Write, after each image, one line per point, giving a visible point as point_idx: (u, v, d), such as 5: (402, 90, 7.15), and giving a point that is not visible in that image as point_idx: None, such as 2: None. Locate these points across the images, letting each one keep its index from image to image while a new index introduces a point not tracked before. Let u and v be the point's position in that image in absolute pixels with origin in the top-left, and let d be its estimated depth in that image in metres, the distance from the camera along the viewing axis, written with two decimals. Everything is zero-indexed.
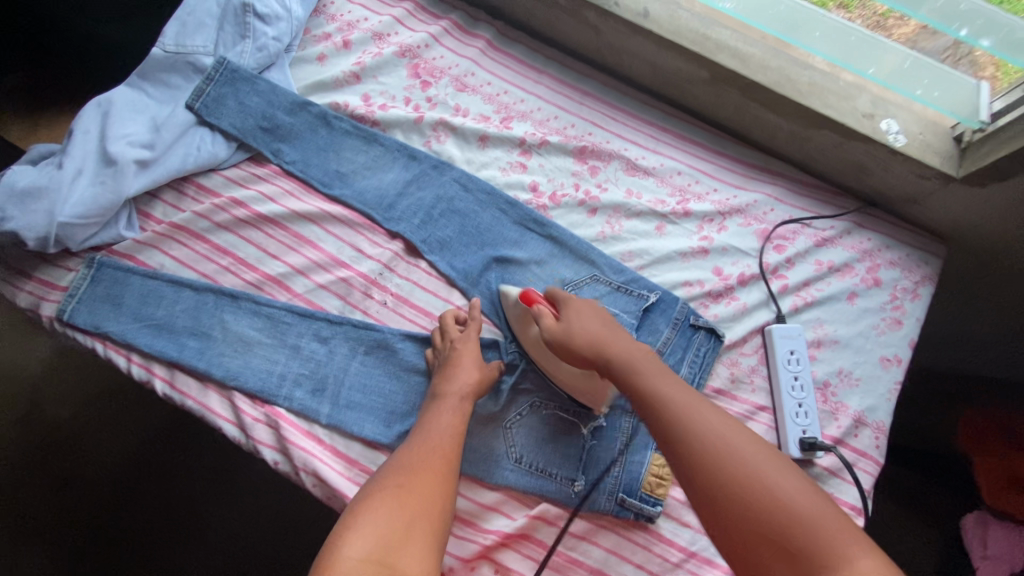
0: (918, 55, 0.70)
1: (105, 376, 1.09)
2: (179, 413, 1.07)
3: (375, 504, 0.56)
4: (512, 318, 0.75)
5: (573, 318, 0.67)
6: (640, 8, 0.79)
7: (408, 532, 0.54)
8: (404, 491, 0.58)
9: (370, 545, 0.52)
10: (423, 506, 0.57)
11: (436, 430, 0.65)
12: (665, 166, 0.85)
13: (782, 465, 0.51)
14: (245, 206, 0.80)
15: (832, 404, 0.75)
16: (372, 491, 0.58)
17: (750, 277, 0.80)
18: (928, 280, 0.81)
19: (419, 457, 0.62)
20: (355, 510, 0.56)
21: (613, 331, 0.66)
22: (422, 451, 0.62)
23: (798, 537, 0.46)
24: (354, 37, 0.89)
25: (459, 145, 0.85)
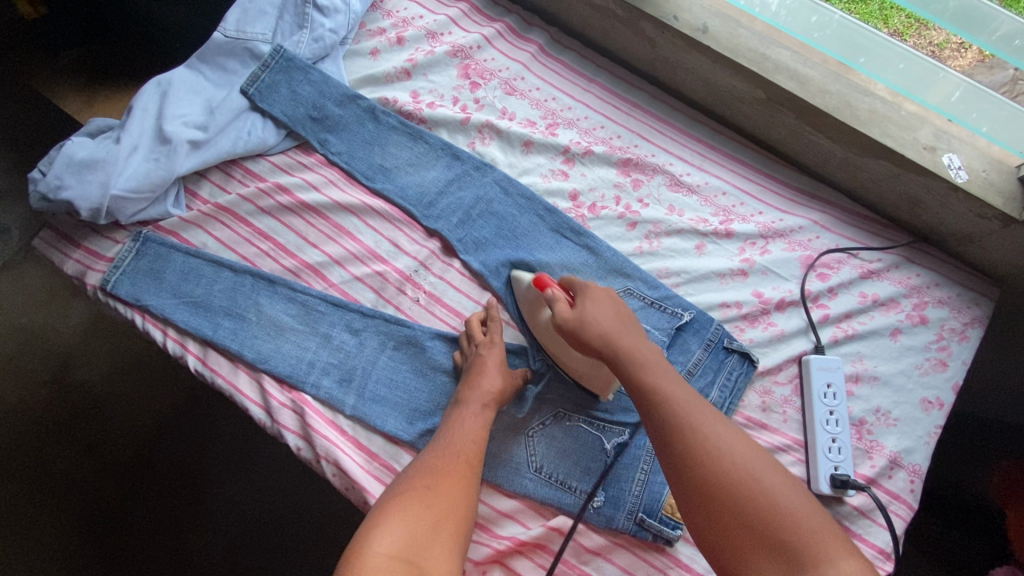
0: (973, 85, 0.68)
1: (135, 346, 1.12)
2: (204, 389, 1.09)
3: (404, 503, 0.57)
4: (529, 296, 0.74)
5: (589, 309, 0.63)
6: (699, 23, 0.78)
7: (435, 534, 0.55)
8: (432, 493, 0.58)
9: (398, 544, 0.53)
10: (449, 510, 0.58)
11: (461, 435, 0.65)
12: (709, 184, 0.84)
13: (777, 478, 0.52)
14: (290, 193, 0.81)
15: (867, 442, 0.73)
16: (397, 493, 0.58)
17: (789, 303, 0.78)
18: (978, 322, 0.78)
19: (443, 460, 0.62)
20: (381, 510, 0.56)
21: (626, 326, 0.62)
22: (448, 453, 0.62)
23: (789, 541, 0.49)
24: (408, 34, 0.89)
25: (503, 148, 0.85)
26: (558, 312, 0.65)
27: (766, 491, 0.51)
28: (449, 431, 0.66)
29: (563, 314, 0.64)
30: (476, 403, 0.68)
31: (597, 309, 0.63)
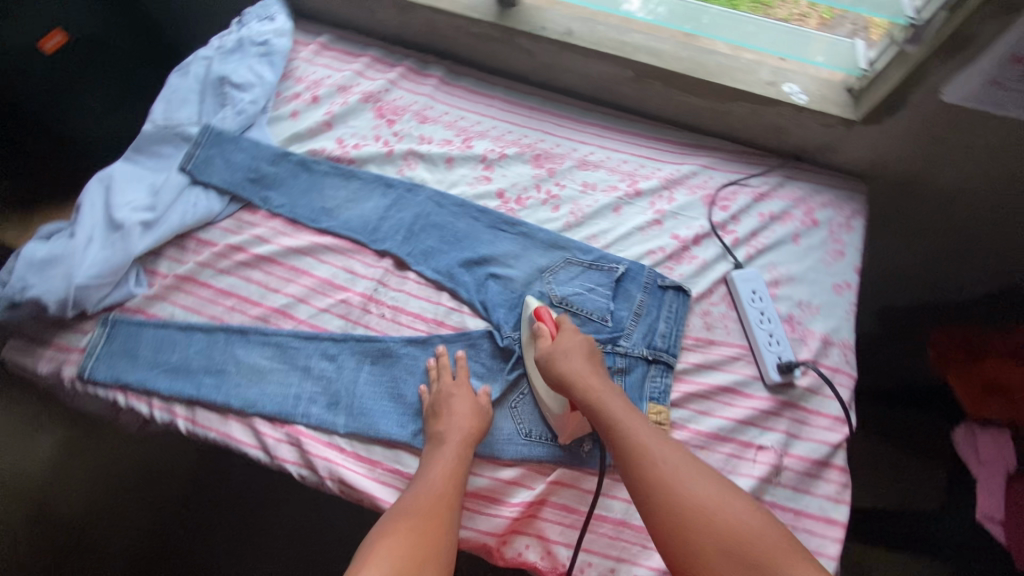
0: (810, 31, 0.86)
1: (112, 465, 1.11)
2: (192, 487, 1.08)
3: (386, 545, 0.61)
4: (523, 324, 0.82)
5: (564, 343, 0.75)
6: (565, 29, 0.92)
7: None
8: (416, 534, 0.62)
9: None
10: (431, 552, 0.61)
11: (439, 474, 0.69)
12: (612, 158, 0.96)
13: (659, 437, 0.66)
14: (244, 250, 0.88)
15: (801, 331, 0.83)
16: (381, 534, 0.62)
17: (703, 236, 0.90)
18: (857, 214, 0.92)
19: (424, 499, 0.66)
20: (368, 551, 0.60)
21: (592, 367, 0.73)
22: (427, 494, 0.67)
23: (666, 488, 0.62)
24: (321, 92, 1.00)
25: (428, 169, 0.95)
26: (541, 345, 0.76)
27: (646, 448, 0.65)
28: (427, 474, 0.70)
29: (547, 346, 0.75)
30: (449, 431, 0.73)
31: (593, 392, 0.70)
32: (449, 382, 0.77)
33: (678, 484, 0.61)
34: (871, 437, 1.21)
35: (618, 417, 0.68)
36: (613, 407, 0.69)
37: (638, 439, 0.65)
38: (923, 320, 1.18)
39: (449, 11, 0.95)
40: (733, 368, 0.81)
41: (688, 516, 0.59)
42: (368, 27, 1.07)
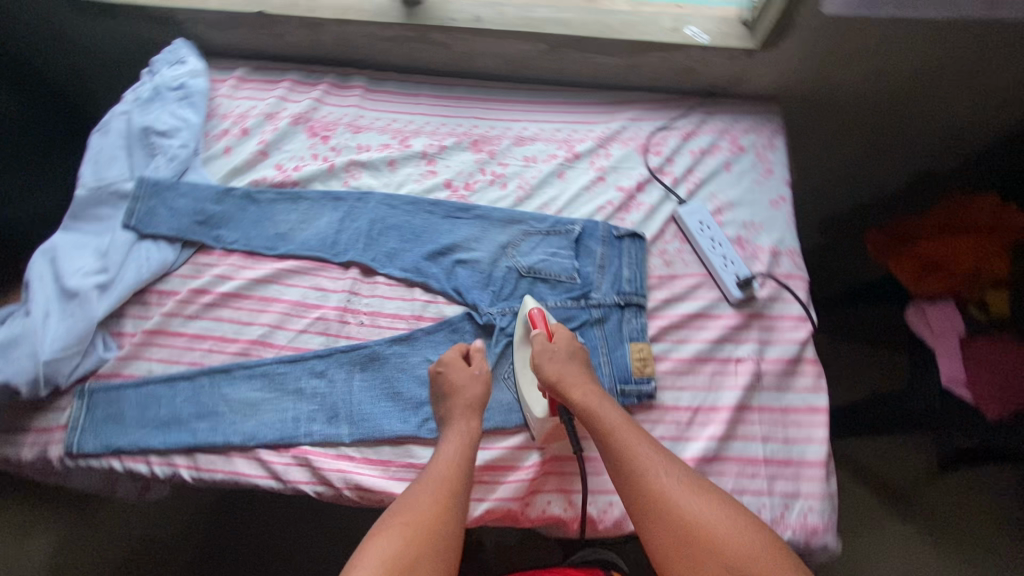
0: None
1: (117, 547, 1.07)
2: (211, 545, 1.07)
3: (385, 532, 0.63)
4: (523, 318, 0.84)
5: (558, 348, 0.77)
6: (473, 16, 0.96)
7: (412, 565, 0.61)
8: (415, 521, 0.64)
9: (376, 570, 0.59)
10: (429, 540, 0.63)
11: (444, 458, 0.71)
12: (546, 129, 1.01)
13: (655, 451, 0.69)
14: (208, 291, 0.88)
15: (751, 249, 0.89)
16: (384, 521, 0.65)
17: (644, 182, 0.95)
18: (776, 133, 0.99)
19: (427, 486, 0.68)
20: (369, 538, 0.63)
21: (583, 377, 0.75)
22: (431, 480, 0.69)
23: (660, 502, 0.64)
24: (250, 124, 1.00)
25: (373, 175, 0.97)
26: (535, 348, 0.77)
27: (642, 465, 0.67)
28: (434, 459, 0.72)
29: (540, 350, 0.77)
30: (455, 408, 0.75)
31: (592, 412, 0.72)
32: (442, 361, 0.79)
33: (671, 499, 0.64)
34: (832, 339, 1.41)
35: (618, 437, 0.70)
36: (608, 422, 0.71)
37: (638, 459, 0.68)
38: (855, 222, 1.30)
39: (358, 21, 0.97)
40: (698, 295, 0.87)
41: (686, 534, 0.62)
42: (282, 52, 1.07)
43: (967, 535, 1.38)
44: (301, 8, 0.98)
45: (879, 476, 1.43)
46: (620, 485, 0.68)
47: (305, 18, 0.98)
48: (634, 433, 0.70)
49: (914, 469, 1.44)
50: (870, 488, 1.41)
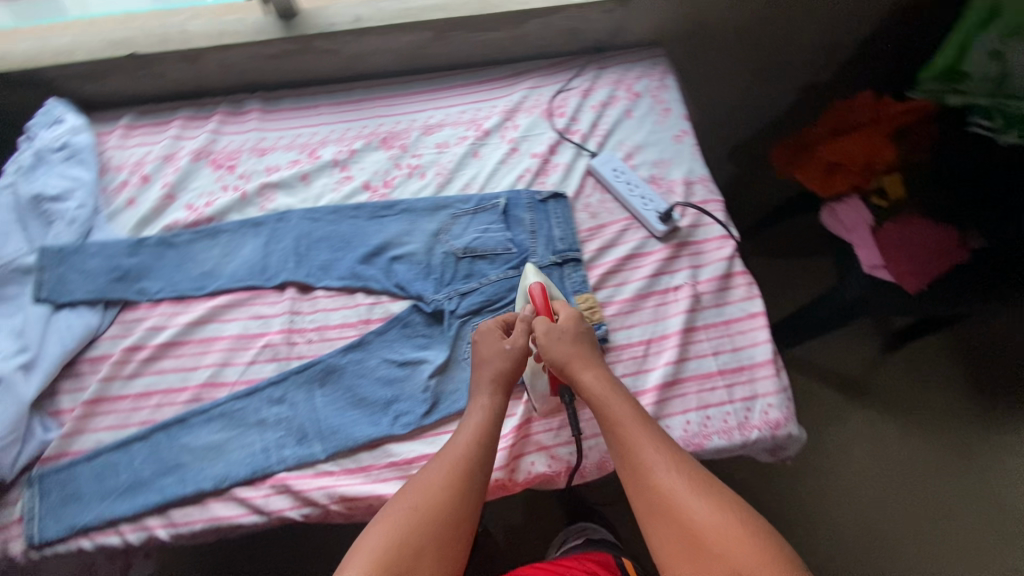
0: None
1: None
2: None
3: (393, 513, 0.64)
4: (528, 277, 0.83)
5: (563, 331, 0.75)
6: (353, 17, 0.96)
7: (417, 554, 0.61)
8: (426, 501, 0.64)
9: (382, 551, 0.60)
10: (439, 519, 0.63)
11: (462, 435, 0.71)
12: (450, 114, 1.02)
13: (668, 449, 0.66)
14: (144, 346, 0.84)
15: (666, 184, 0.94)
16: (394, 502, 0.65)
17: (556, 144, 0.98)
18: (666, 74, 1.04)
19: (441, 464, 0.68)
20: (378, 518, 0.64)
21: (596, 366, 0.73)
22: (444, 458, 0.68)
23: (667, 505, 0.62)
24: (149, 170, 0.96)
25: (289, 194, 0.96)
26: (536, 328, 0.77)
27: (653, 465, 0.65)
28: (450, 444, 0.70)
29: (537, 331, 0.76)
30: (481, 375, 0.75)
31: (603, 405, 0.70)
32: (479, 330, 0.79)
33: (679, 501, 0.62)
34: (765, 259, 1.53)
35: (629, 430, 0.68)
36: (619, 414, 0.69)
37: (647, 455, 0.65)
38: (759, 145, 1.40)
39: (237, 44, 0.95)
40: (628, 238, 0.91)
41: (692, 535, 0.60)
42: (166, 92, 1.04)
43: (921, 404, 1.51)
44: (174, 43, 0.95)
45: (831, 369, 1.55)
46: (629, 479, 0.66)
47: (180, 52, 0.95)
48: (648, 430, 0.67)
49: (860, 356, 1.56)
50: (828, 383, 1.53)
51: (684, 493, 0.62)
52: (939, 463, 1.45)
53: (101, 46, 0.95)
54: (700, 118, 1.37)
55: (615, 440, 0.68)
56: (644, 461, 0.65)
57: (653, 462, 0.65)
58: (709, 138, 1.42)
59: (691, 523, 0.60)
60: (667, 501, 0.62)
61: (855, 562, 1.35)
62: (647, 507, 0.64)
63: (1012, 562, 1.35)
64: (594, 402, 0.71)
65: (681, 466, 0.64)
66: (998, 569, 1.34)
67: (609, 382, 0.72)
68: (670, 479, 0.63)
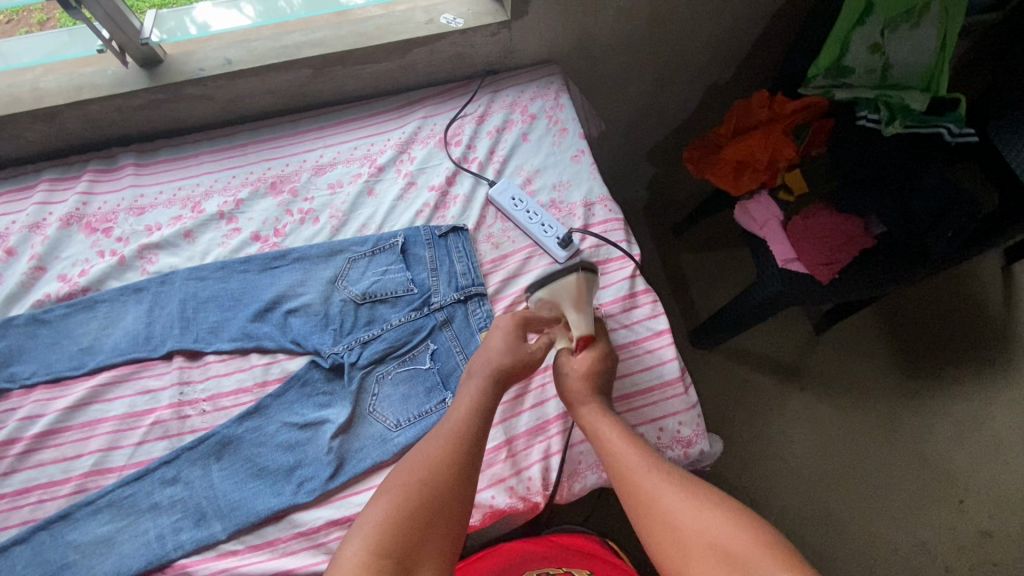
0: None
1: None
2: None
3: (391, 489, 0.63)
4: (567, 303, 0.77)
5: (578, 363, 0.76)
6: (223, 60, 0.90)
7: (427, 525, 0.61)
8: (422, 479, 0.63)
9: (380, 529, 0.59)
10: (439, 494, 0.63)
11: (457, 408, 0.71)
12: (342, 151, 0.98)
13: (652, 455, 0.68)
14: (18, 439, 0.78)
15: (566, 208, 0.93)
16: (391, 479, 0.65)
17: (453, 175, 0.96)
18: (561, 91, 1.03)
19: (433, 438, 0.68)
20: (376, 497, 0.63)
21: (591, 383, 0.75)
22: (435, 436, 0.68)
23: (652, 508, 0.63)
24: (13, 242, 0.89)
25: (173, 253, 0.90)
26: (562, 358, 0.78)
27: (637, 472, 0.66)
28: (446, 418, 0.71)
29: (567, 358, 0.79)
30: (477, 366, 0.74)
31: (596, 430, 0.71)
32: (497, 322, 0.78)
33: (664, 500, 0.63)
34: (691, 255, 1.57)
35: (620, 451, 0.69)
36: (606, 428, 0.71)
37: (633, 462, 0.67)
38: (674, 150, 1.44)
39: (97, 98, 0.88)
40: (531, 266, 0.89)
41: (679, 535, 0.60)
42: (29, 153, 0.96)
43: (854, 378, 1.56)
44: (25, 102, 0.88)
45: (766, 355, 1.58)
46: (625, 499, 0.66)
47: (34, 112, 0.87)
48: (634, 440, 0.69)
49: (793, 338, 1.60)
50: (762, 369, 1.57)
51: (666, 494, 0.63)
52: (876, 432, 1.50)
53: None
54: (613, 126, 1.36)
55: (603, 452, 0.70)
56: (629, 469, 0.67)
57: (637, 467, 0.66)
58: (623, 143, 1.43)
59: (676, 520, 0.61)
60: (651, 503, 0.63)
61: (801, 531, 1.41)
62: (638, 512, 0.64)
63: (946, 523, 1.41)
64: (585, 419, 0.73)
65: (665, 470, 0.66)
66: (938, 525, 1.41)
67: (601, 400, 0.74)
68: (655, 482, 0.64)
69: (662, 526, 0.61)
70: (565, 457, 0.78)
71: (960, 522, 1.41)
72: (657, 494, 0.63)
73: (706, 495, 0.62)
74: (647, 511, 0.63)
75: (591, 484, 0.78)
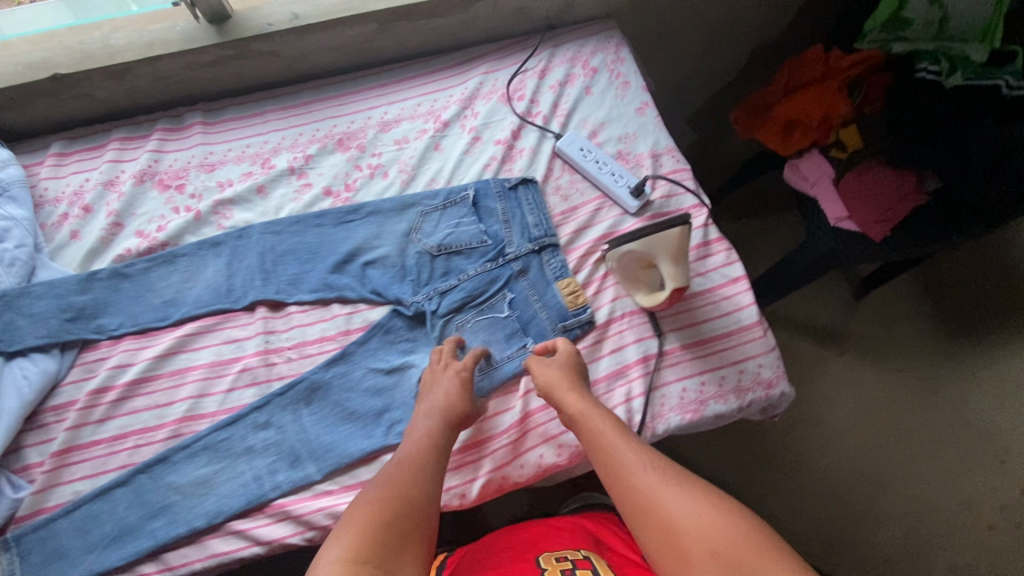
0: None
1: None
2: None
3: (359, 512, 0.62)
4: (663, 256, 0.76)
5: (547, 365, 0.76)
6: (290, 15, 0.90)
7: (402, 541, 0.60)
8: (392, 499, 0.63)
9: (353, 549, 0.57)
10: (409, 515, 0.63)
11: (413, 435, 0.72)
12: (406, 107, 0.98)
13: (644, 450, 0.67)
14: (111, 387, 0.79)
15: (633, 159, 0.93)
16: (358, 502, 0.63)
17: (519, 129, 0.96)
18: (621, 46, 1.03)
19: (397, 462, 0.68)
20: (345, 520, 0.61)
21: (568, 378, 0.74)
22: (399, 460, 0.68)
23: (641, 503, 0.62)
24: (89, 199, 0.90)
25: (247, 208, 0.91)
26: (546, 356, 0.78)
27: (628, 467, 0.65)
28: (404, 445, 0.71)
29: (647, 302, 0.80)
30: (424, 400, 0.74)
31: (585, 421, 0.71)
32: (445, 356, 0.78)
33: (654, 496, 0.62)
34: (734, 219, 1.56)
35: (612, 443, 0.68)
36: (593, 423, 0.70)
37: (626, 457, 0.66)
38: (719, 111, 1.44)
39: (168, 54, 0.88)
40: (602, 217, 0.90)
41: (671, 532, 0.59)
42: (97, 112, 0.97)
43: (897, 342, 1.57)
44: (97, 58, 0.88)
45: (808, 321, 1.59)
46: (616, 493, 0.65)
47: (106, 68, 0.88)
48: (624, 434, 0.69)
49: (835, 302, 1.61)
50: (804, 334, 1.58)
51: (657, 490, 0.62)
52: (918, 396, 1.52)
53: (15, 68, 0.87)
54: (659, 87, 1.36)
55: (594, 446, 0.69)
56: (620, 463, 0.66)
57: (629, 462, 0.65)
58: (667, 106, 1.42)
59: (665, 517, 0.60)
60: (642, 499, 0.62)
61: (842, 510, 1.41)
62: (626, 509, 0.63)
63: (985, 484, 1.44)
64: (574, 414, 0.71)
65: (656, 466, 0.65)
66: (980, 488, 1.43)
67: (589, 399, 0.73)
68: (645, 478, 0.64)
69: (652, 522, 0.60)
70: (648, 400, 0.79)
71: (1003, 481, 1.44)
72: (647, 491, 0.63)
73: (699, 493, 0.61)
74: (637, 508, 0.62)
75: (674, 427, 0.78)
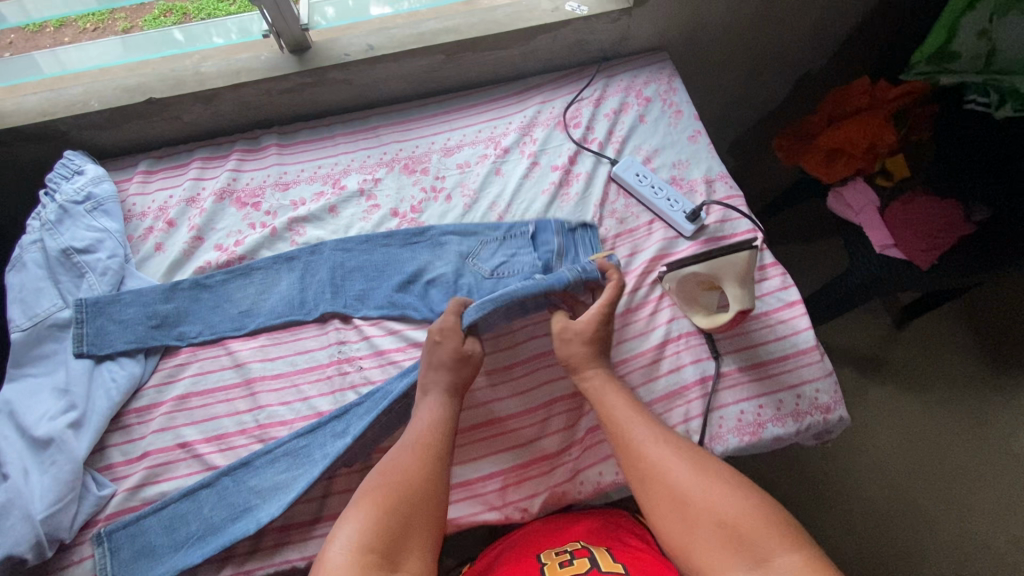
0: None
1: None
2: None
3: (367, 499, 0.64)
4: (728, 278, 0.80)
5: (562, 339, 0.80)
6: (365, 46, 0.97)
7: (404, 534, 0.62)
8: (397, 487, 0.65)
9: (364, 539, 0.60)
10: (414, 505, 0.65)
11: (421, 421, 0.74)
12: (467, 133, 1.03)
13: (655, 425, 0.72)
14: (192, 392, 0.84)
15: (687, 184, 0.97)
16: (365, 490, 0.66)
17: (575, 155, 1.00)
18: (674, 76, 1.07)
19: (403, 447, 0.70)
20: (350, 508, 0.64)
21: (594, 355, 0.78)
22: (406, 446, 0.70)
23: (652, 475, 0.67)
24: (173, 214, 0.96)
25: (318, 226, 0.96)
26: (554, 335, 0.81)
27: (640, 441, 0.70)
28: (411, 430, 0.73)
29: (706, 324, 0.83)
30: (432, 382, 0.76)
31: (601, 396, 0.76)
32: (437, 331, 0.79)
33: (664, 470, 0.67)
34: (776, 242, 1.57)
35: (627, 419, 0.72)
36: (609, 399, 0.75)
37: (641, 432, 0.70)
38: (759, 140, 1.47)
39: (252, 81, 0.95)
40: (657, 240, 0.93)
41: (681, 499, 0.64)
42: (181, 135, 1.04)
43: (942, 373, 1.54)
44: (189, 84, 0.95)
45: (851, 349, 1.58)
46: (625, 463, 0.70)
47: (196, 93, 0.95)
48: (638, 411, 0.73)
49: (878, 331, 1.59)
50: (846, 363, 1.57)
51: (668, 465, 0.67)
52: (965, 428, 1.49)
53: (113, 93, 0.95)
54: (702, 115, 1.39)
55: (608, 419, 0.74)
56: (632, 436, 0.71)
57: (642, 436, 0.70)
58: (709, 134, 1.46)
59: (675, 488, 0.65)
60: (652, 470, 0.67)
61: (886, 534, 1.38)
62: (636, 478, 0.68)
63: None
64: (592, 390, 0.76)
65: (665, 440, 0.70)
66: None
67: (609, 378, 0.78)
68: (656, 451, 0.68)
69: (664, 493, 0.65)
70: (706, 421, 0.80)
71: None
72: (658, 463, 0.67)
73: (708, 467, 0.66)
74: (648, 478, 0.67)
75: (733, 449, 0.79)
